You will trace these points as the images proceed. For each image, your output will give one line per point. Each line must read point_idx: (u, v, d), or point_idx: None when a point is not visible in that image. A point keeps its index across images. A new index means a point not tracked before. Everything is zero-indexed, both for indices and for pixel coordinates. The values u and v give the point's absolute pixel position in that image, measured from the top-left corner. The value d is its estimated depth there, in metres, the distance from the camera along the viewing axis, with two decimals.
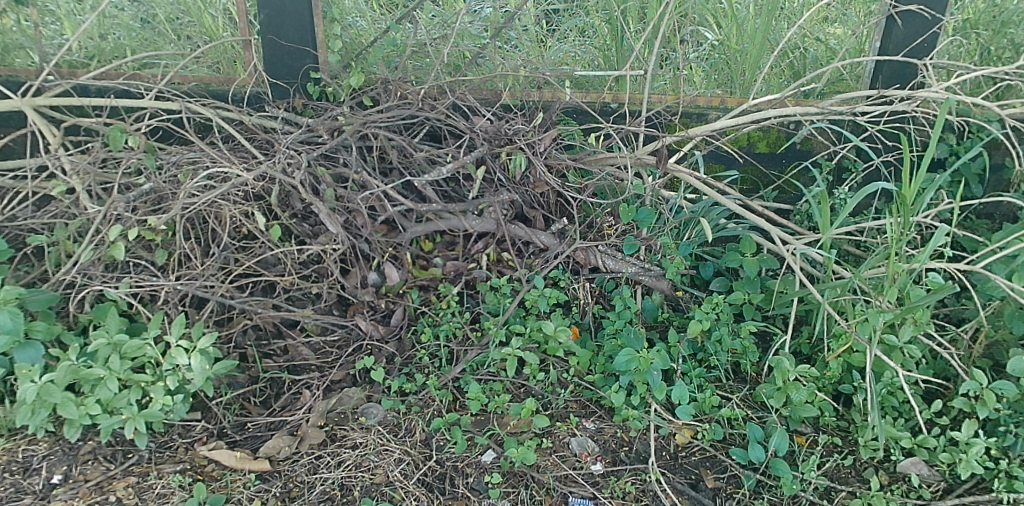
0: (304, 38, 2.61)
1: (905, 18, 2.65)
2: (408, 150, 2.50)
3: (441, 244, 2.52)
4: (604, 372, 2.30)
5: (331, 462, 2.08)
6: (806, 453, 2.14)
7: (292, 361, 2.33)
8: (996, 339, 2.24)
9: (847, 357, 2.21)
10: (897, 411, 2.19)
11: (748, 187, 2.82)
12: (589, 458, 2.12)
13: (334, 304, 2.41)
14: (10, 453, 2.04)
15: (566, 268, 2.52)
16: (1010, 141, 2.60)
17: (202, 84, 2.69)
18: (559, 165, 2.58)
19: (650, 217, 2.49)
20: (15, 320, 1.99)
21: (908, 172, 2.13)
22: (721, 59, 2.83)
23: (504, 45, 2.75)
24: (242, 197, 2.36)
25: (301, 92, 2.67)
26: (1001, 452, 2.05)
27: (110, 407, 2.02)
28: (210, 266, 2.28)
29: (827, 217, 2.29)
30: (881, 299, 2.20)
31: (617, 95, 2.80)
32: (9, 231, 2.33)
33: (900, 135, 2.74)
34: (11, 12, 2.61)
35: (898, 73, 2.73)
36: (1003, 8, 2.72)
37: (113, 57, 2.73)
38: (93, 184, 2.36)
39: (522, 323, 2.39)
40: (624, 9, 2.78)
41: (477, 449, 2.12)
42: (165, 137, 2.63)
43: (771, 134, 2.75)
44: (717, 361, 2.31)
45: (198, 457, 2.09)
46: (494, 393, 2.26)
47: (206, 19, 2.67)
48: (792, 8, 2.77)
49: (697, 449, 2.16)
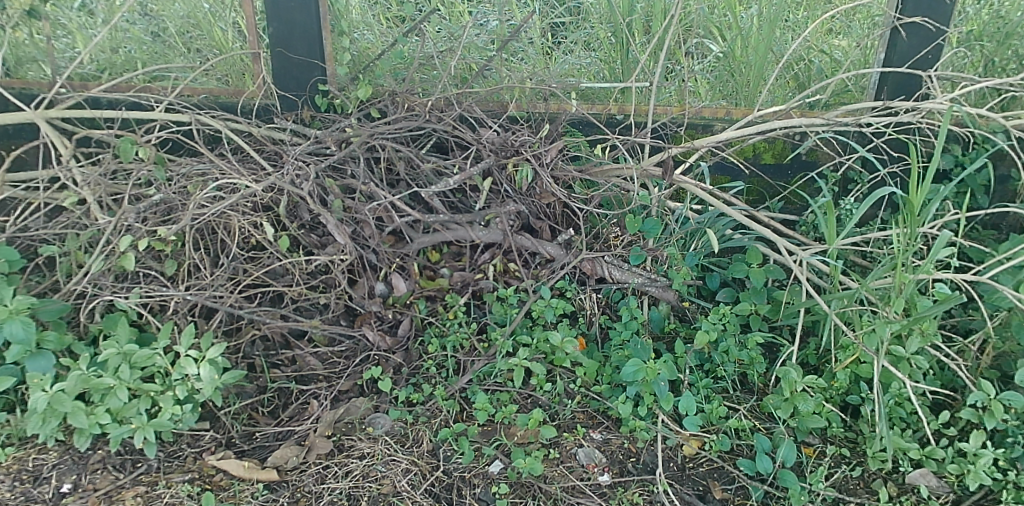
0: (313, 51, 2.64)
1: (910, 30, 2.67)
2: (415, 161, 2.53)
3: (448, 255, 2.53)
4: (611, 382, 2.31)
5: (339, 473, 2.08)
6: (814, 464, 2.13)
7: (300, 371, 2.35)
8: (1004, 350, 2.23)
9: (855, 368, 2.21)
10: (904, 422, 2.18)
11: (754, 198, 2.82)
12: (596, 470, 2.12)
13: (342, 315, 2.42)
14: (21, 462, 2.05)
15: (572, 279, 2.53)
16: (1015, 152, 2.60)
17: (211, 96, 2.72)
18: (565, 177, 2.58)
19: (656, 228, 2.48)
20: (27, 330, 2.02)
21: (914, 182, 2.12)
22: (726, 70, 2.86)
23: (511, 56, 2.81)
24: (251, 207, 2.38)
25: (310, 104, 2.69)
26: (1010, 463, 2.04)
27: (120, 417, 2.03)
28: (220, 277, 2.30)
29: (832, 228, 2.28)
30: (887, 310, 2.18)
31: (622, 107, 2.82)
32: (20, 241, 2.35)
33: (905, 146, 2.75)
34: (25, 26, 2.64)
35: (903, 84, 2.74)
36: (1008, 20, 2.72)
37: (124, 70, 2.78)
38: (105, 195, 2.38)
39: (528, 334, 2.39)
40: (629, 22, 2.83)
41: (484, 460, 2.12)
42: (174, 149, 2.66)
43: (776, 145, 2.76)
44: (725, 372, 2.32)
45: (206, 467, 2.09)
46: (501, 404, 2.25)
47: (216, 33, 2.73)
48: (797, 20, 2.82)
49: (704, 460, 2.15)
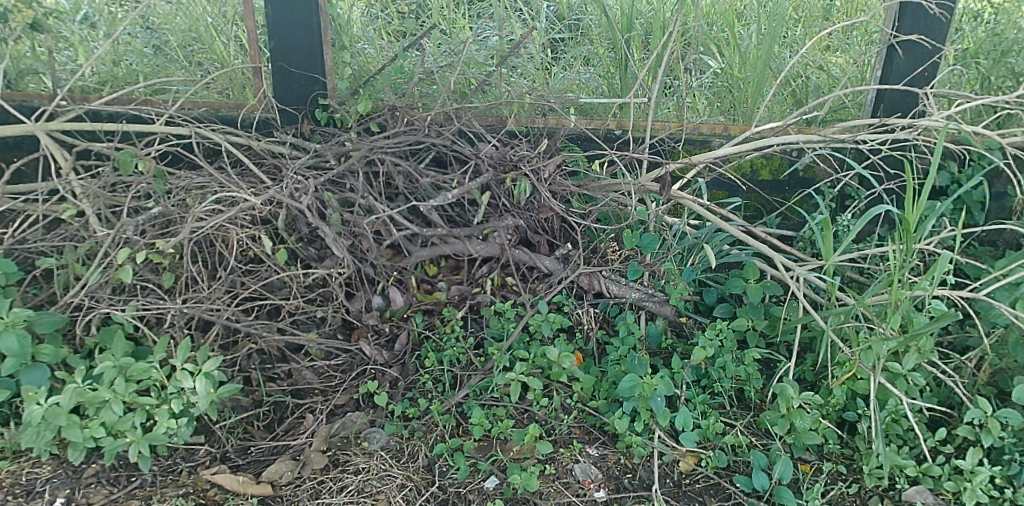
0: (315, 66, 2.66)
1: (906, 47, 2.68)
2: (414, 176, 2.54)
3: (446, 268, 2.55)
4: (608, 398, 2.30)
5: (334, 488, 2.08)
6: (810, 481, 2.12)
7: (295, 385, 2.34)
8: (1001, 367, 2.23)
9: (851, 384, 2.20)
10: (901, 439, 2.17)
11: (752, 213, 2.83)
12: (592, 485, 2.11)
13: (339, 328, 2.42)
14: (14, 476, 2.05)
15: (570, 293, 2.53)
16: (1011, 170, 2.61)
17: (211, 110, 2.74)
18: (563, 191, 2.59)
19: (653, 244, 2.51)
20: (22, 343, 2.01)
21: (910, 198, 2.11)
22: (723, 87, 2.89)
23: (510, 72, 2.82)
24: (249, 220, 2.37)
25: (309, 118, 2.71)
26: (1006, 480, 2.04)
27: (114, 430, 2.02)
28: (217, 289, 2.28)
29: (829, 244, 2.29)
30: (885, 326, 2.17)
31: (621, 122, 2.84)
32: (19, 253, 2.36)
33: (902, 163, 2.76)
34: (26, 39, 2.66)
35: (899, 102, 2.75)
36: (1003, 38, 2.76)
37: (125, 83, 2.80)
38: (104, 207, 2.38)
39: (525, 348, 2.38)
40: (628, 38, 2.86)
41: (480, 475, 2.11)
42: (174, 162, 2.68)
43: (774, 161, 2.77)
44: (721, 388, 2.32)
45: (201, 481, 2.08)
46: (497, 419, 2.25)
47: (218, 47, 2.76)
48: (794, 36, 2.85)
49: (701, 477, 2.14)
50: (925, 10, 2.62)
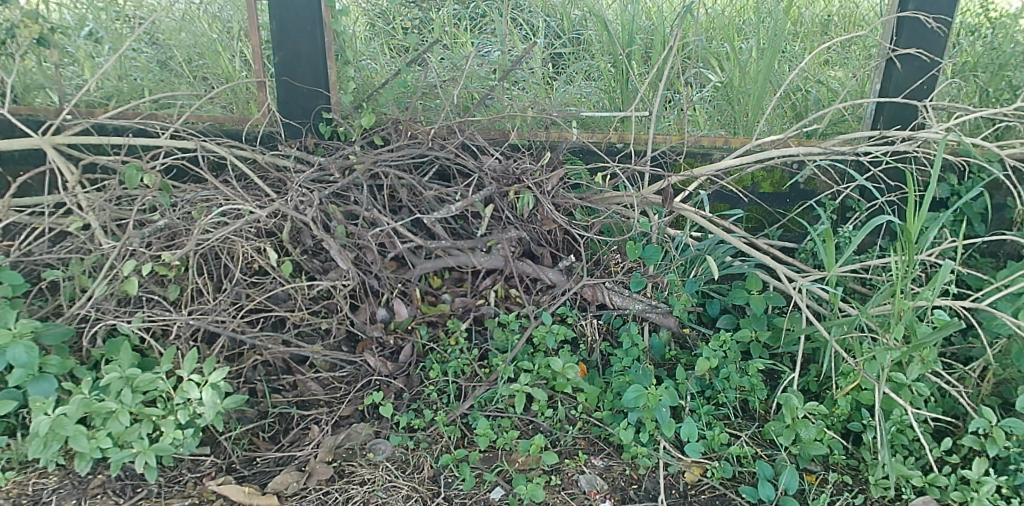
0: (318, 79, 2.68)
1: (904, 61, 2.70)
2: (418, 189, 2.54)
3: (450, 280, 2.53)
4: (612, 409, 2.31)
5: (339, 498, 2.07)
6: (817, 491, 2.12)
7: (301, 396, 2.34)
8: (1005, 377, 2.24)
9: (855, 395, 2.21)
10: (907, 450, 2.18)
11: (753, 225, 2.85)
12: (598, 496, 2.10)
13: (343, 340, 2.42)
14: (21, 486, 2.05)
15: (574, 305, 2.54)
16: (1011, 181, 2.63)
17: (217, 123, 2.77)
18: (566, 204, 2.60)
19: (656, 255, 2.52)
20: (30, 354, 2.01)
21: (910, 210, 2.12)
22: (723, 100, 2.91)
23: (513, 86, 2.86)
24: (255, 233, 2.39)
25: (313, 131, 2.72)
26: (1012, 490, 2.04)
27: (121, 441, 2.02)
28: (222, 302, 2.30)
29: (832, 255, 2.29)
30: (887, 337, 2.19)
31: (622, 136, 2.85)
32: (25, 265, 2.37)
33: (903, 176, 2.78)
34: (33, 54, 2.68)
35: (898, 114, 2.76)
36: (1002, 51, 2.79)
37: (130, 98, 2.81)
38: (109, 220, 2.39)
39: (529, 360, 2.40)
40: (629, 53, 2.91)
41: (485, 486, 2.11)
42: (179, 175, 2.71)
43: (775, 174, 2.80)
44: (726, 399, 2.32)
45: (207, 492, 2.08)
46: (503, 429, 2.26)
47: (223, 63, 2.80)
48: (794, 51, 2.91)
49: (706, 487, 2.13)
50: (924, 25, 2.65)
